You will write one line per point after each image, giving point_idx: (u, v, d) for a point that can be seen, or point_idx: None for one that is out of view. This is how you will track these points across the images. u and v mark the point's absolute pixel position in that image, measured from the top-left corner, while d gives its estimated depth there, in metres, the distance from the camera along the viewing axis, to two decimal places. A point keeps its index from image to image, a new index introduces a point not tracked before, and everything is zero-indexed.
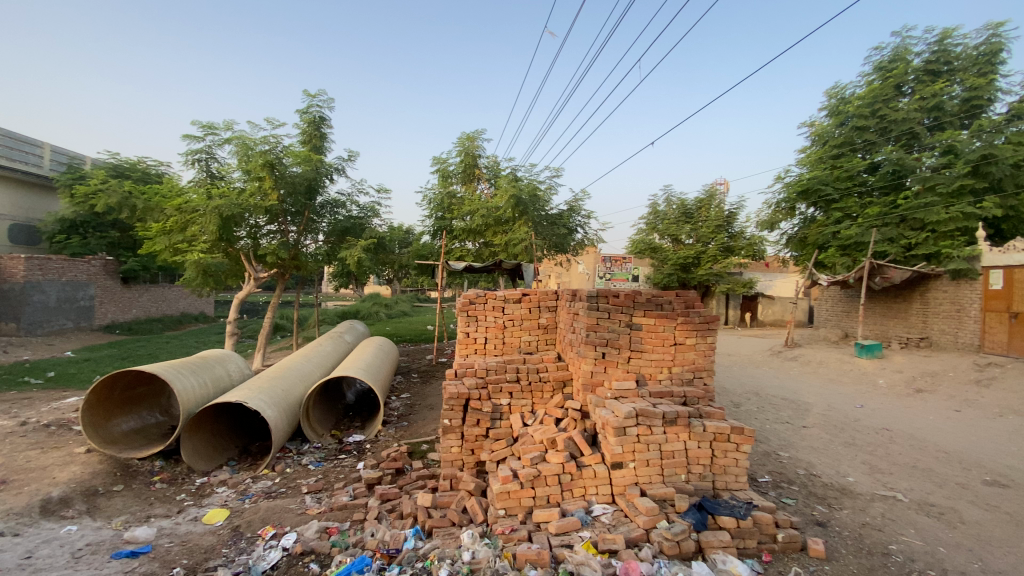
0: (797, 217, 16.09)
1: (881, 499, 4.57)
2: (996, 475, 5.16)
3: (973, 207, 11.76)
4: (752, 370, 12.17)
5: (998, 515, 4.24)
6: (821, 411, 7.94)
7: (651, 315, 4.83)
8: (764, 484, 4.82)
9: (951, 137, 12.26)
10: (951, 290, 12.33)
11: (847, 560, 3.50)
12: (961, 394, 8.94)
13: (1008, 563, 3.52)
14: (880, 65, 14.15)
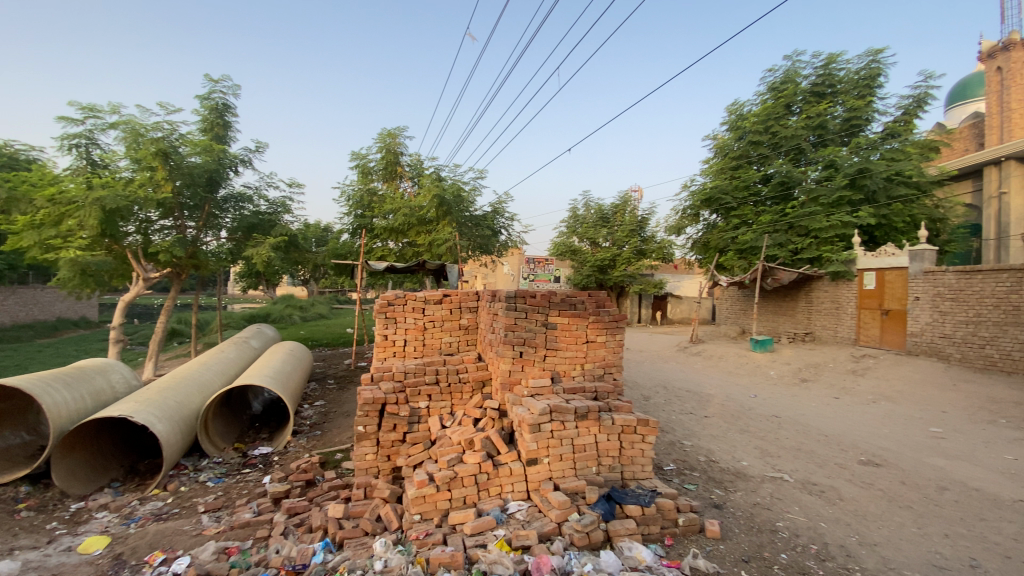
0: (701, 223, 17.48)
1: (771, 481, 5.00)
2: (866, 454, 5.84)
3: (850, 217, 13.33)
4: (662, 365, 12.97)
5: (868, 490, 4.78)
6: (720, 401, 8.62)
7: (565, 314, 4.97)
8: (670, 472, 5.13)
9: (832, 153, 13.77)
10: (831, 290, 13.83)
11: (741, 539, 3.79)
12: (837, 383, 10.10)
13: (876, 532, 3.95)
14: (774, 86, 15.61)
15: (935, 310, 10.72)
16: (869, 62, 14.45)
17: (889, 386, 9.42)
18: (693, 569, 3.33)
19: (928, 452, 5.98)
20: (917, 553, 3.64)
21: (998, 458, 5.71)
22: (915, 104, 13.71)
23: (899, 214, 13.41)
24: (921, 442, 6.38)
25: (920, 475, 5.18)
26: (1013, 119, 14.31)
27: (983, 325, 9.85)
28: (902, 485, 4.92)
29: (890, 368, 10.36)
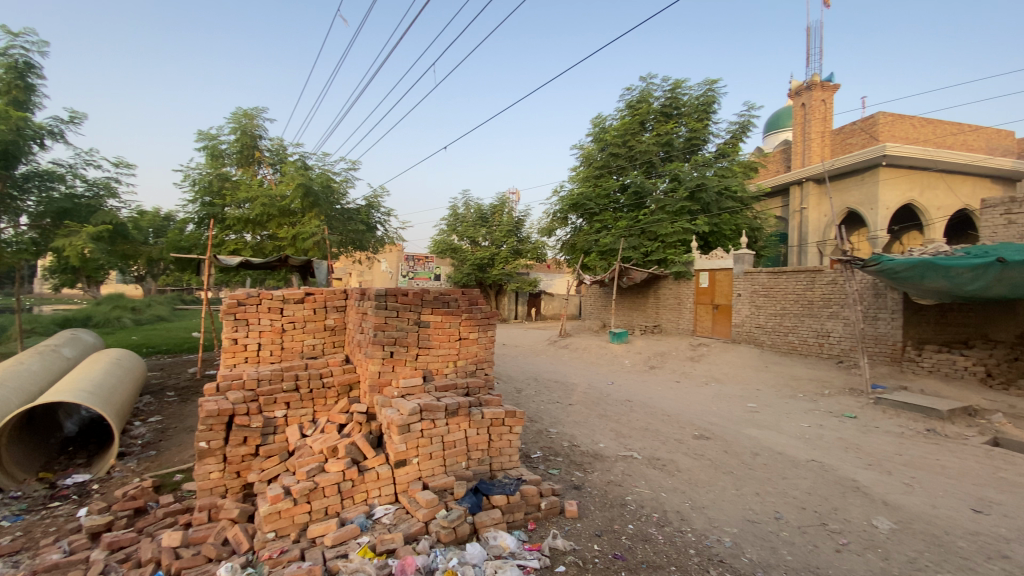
0: (569, 226, 18.71)
1: (624, 460, 5.54)
2: (700, 430, 6.75)
3: (689, 224, 15.30)
4: (534, 359, 13.62)
5: (701, 460, 5.53)
6: (584, 389, 9.33)
7: (438, 312, 4.95)
8: (536, 459, 5.41)
9: (676, 167, 15.71)
10: (675, 288, 15.70)
11: (595, 515, 4.15)
12: (680, 368, 11.55)
13: (706, 497, 4.58)
14: (631, 104, 17.32)
15: (753, 305, 12.76)
16: (705, 90, 16.66)
17: (719, 370, 11.01)
18: (552, 549, 3.56)
19: (746, 424, 7.11)
20: (736, 511, 4.29)
21: (795, 426, 6.99)
22: (740, 130, 16.14)
23: (727, 223, 15.66)
24: (742, 416, 7.56)
25: (740, 444, 6.12)
26: (811, 147, 17.50)
27: (787, 316, 11.86)
28: (727, 454, 5.77)
29: (720, 354, 12.11)
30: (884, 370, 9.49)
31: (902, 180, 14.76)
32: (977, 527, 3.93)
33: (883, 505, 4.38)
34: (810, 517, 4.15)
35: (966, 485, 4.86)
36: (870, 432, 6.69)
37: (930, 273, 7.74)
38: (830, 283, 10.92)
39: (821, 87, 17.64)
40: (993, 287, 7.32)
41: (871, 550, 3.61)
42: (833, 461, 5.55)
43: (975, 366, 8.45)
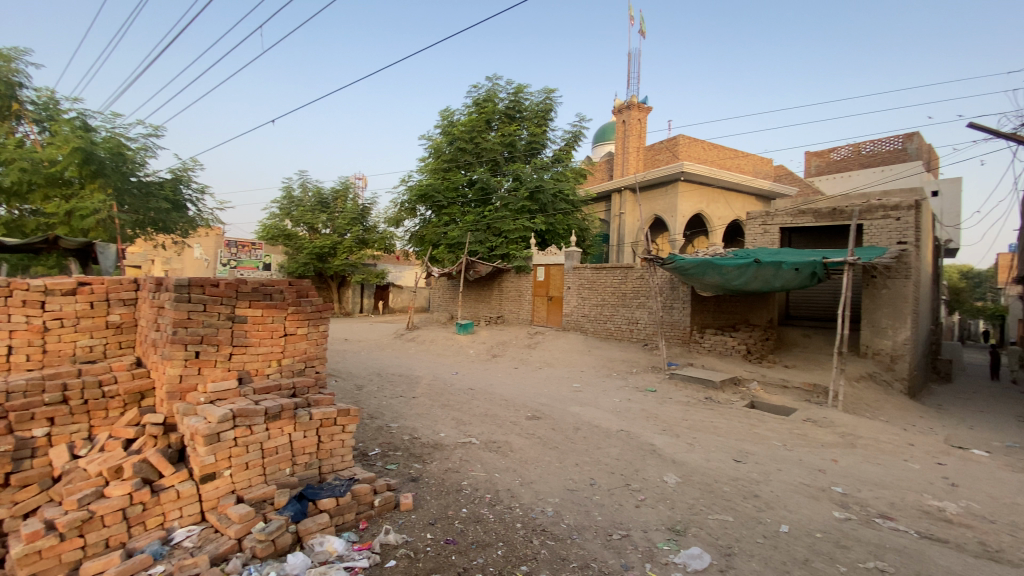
0: (417, 217, 18.61)
1: (463, 446, 5.70)
2: (532, 411, 7.30)
3: (529, 223, 16.32)
4: (377, 353, 13.16)
5: (532, 439, 5.98)
6: (427, 381, 9.36)
7: (258, 305, 4.47)
8: (372, 456, 5.26)
9: (518, 168, 16.72)
10: (516, 281, 16.57)
11: (431, 504, 4.22)
12: (518, 356, 12.30)
13: (533, 472, 4.96)
14: (478, 101, 17.84)
15: (580, 296, 14.14)
16: (544, 98, 17.85)
17: (552, 355, 12.02)
18: (383, 545, 3.52)
19: (571, 403, 7.89)
20: (558, 482, 4.72)
21: (610, 401, 7.99)
22: (573, 138, 17.68)
23: (561, 223, 16.99)
24: (567, 396, 8.37)
25: (565, 421, 6.77)
26: (630, 159, 19.99)
27: (606, 306, 13.41)
28: (554, 431, 6.33)
29: (553, 341, 13.21)
30: (678, 350, 11.38)
31: (695, 194, 17.75)
32: (735, 473, 4.95)
33: (673, 463, 5.24)
34: (618, 480, 4.77)
35: (729, 440, 6.09)
36: (666, 402, 7.98)
37: (710, 271, 9.48)
38: (640, 278, 12.65)
39: (639, 108, 20.21)
40: (752, 282, 9.25)
41: (662, 501, 4.29)
42: (637, 429, 6.48)
43: (740, 346, 10.64)
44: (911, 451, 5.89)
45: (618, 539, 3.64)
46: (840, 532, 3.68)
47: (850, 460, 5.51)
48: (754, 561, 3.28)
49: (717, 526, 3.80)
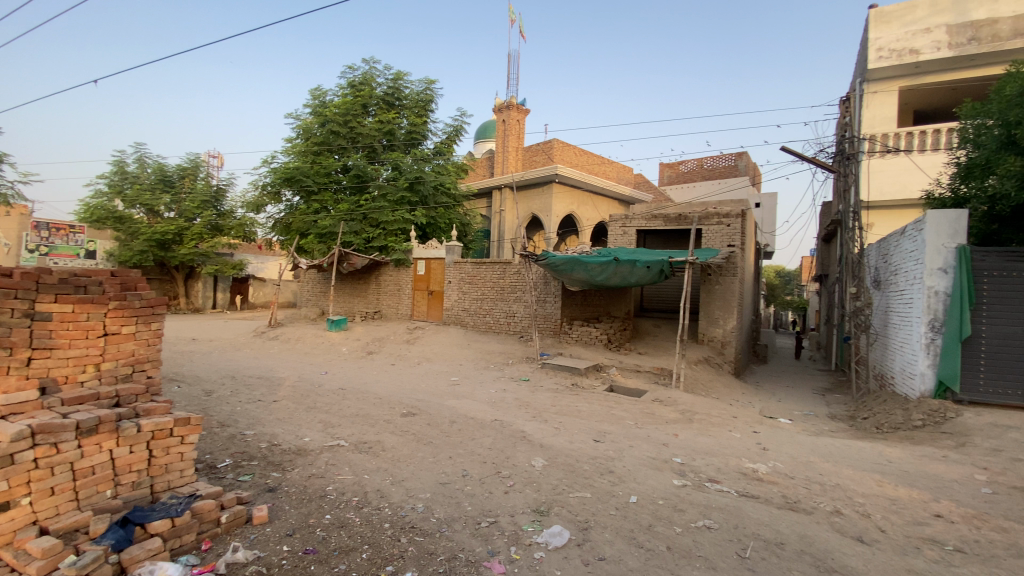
0: (283, 203, 17.15)
1: (330, 450, 5.38)
2: (407, 407, 7.15)
3: (408, 214, 15.95)
4: (233, 353, 11.81)
5: (405, 436, 5.85)
6: (292, 382, 8.64)
7: (68, 300, 3.74)
8: (222, 469, 4.71)
9: (397, 157, 16.23)
10: (395, 275, 16.00)
11: (289, 514, 3.91)
12: (395, 352, 11.96)
13: (405, 470, 4.86)
14: (353, 84, 16.94)
15: (460, 291, 14.19)
16: (425, 88, 17.51)
17: (430, 350, 11.90)
18: (230, 565, 3.18)
19: (448, 396, 7.89)
20: (430, 477, 4.69)
21: (486, 393, 8.15)
22: (454, 131, 17.62)
23: (442, 216, 16.84)
24: (445, 390, 8.35)
25: (440, 415, 6.74)
26: (509, 158, 20.49)
27: (485, 300, 13.64)
28: (428, 426, 6.27)
29: (431, 336, 13.08)
30: (550, 341, 12.01)
31: (568, 195, 18.85)
32: (596, 452, 5.37)
33: (541, 448, 5.52)
34: (489, 469, 4.88)
35: (592, 422, 6.59)
36: (538, 391, 8.38)
37: (577, 267, 10.13)
38: (517, 273, 13.08)
39: (518, 108, 20.82)
40: (612, 278, 10.13)
41: (529, 485, 4.48)
42: (510, 418, 6.71)
43: (603, 335, 11.57)
44: (735, 423, 6.94)
45: (486, 527, 3.73)
46: (678, 497, 4.19)
47: (689, 433, 6.32)
48: (608, 532, 3.59)
49: (578, 503, 4.08)
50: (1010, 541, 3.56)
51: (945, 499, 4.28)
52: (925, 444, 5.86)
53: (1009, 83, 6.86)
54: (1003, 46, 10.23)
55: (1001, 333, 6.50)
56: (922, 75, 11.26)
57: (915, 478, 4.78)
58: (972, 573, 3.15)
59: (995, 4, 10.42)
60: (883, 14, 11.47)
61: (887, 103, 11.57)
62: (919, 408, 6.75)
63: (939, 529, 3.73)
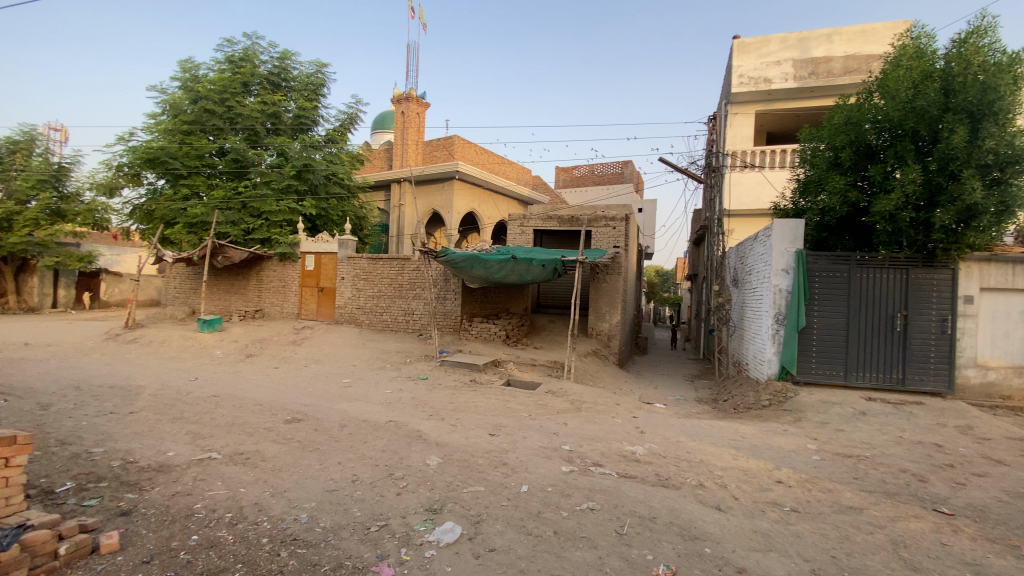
0: (144, 187, 15.11)
1: (199, 463, 4.85)
2: (293, 413, 6.67)
3: (295, 205, 14.87)
4: (77, 359, 10.14)
5: (289, 444, 5.45)
6: (154, 391, 7.63)
7: None
8: (61, 494, 4.03)
9: (283, 143, 15.04)
10: (279, 270, 14.80)
11: (147, 539, 3.45)
12: (280, 353, 11.09)
13: (289, 480, 4.53)
14: (232, 59, 15.39)
15: (354, 288, 13.56)
16: (316, 71, 16.42)
17: (320, 351, 11.21)
18: None
19: (339, 399, 7.51)
20: (316, 485, 4.42)
21: (380, 394, 7.88)
22: (348, 119, 16.74)
23: (334, 208, 15.91)
24: (336, 393, 7.93)
25: (330, 420, 6.39)
26: (408, 150, 19.91)
27: (381, 298, 13.18)
28: (316, 432, 5.91)
29: (322, 336, 12.33)
30: (449, 338, 11.95)
31: (468, 192, 18.85)
32: (490, 446, 5.46)
33: (436, 446, 5.47)
34: (381, 471, 4.72)
35: (487, 417, 6.68)
36: (435, 389, 8.30)
37: (476, 265, 10.18)
38: (415, 269, 12.80)
39: (417, 102, 20.39)
40: (509, 275, 10.35)
41: (422, 484, 4.42)
42: (405, 418, 6.56)
43: (501, 331, 11.81)
44: (619, 410, 7.47)
45: (376, 531, 3.62)
46: (566, 483, 4.41)
47: (578, 421, 6.68)
48: (499, 523, 3.67)
49: (471, 498, 4.12)
50: (831, 499, 4.27)
51: (785, 467, 5.01)
52: (771, 421, 6.81)
53: (836, 113, 8.23)
54: (834, 81, 12.14)
55: (827, 324, 7.74)
56: (774, 102, 12.99)
57: (763, 450, 5.53)
58: (802, 528, 3.72)
59: (829, 45, 12.32)
60: (746, 44, 13.02)
61: (744, 125, 13.27)
62: (766, 390, 7.80)
63: (780, 493, 4.35)
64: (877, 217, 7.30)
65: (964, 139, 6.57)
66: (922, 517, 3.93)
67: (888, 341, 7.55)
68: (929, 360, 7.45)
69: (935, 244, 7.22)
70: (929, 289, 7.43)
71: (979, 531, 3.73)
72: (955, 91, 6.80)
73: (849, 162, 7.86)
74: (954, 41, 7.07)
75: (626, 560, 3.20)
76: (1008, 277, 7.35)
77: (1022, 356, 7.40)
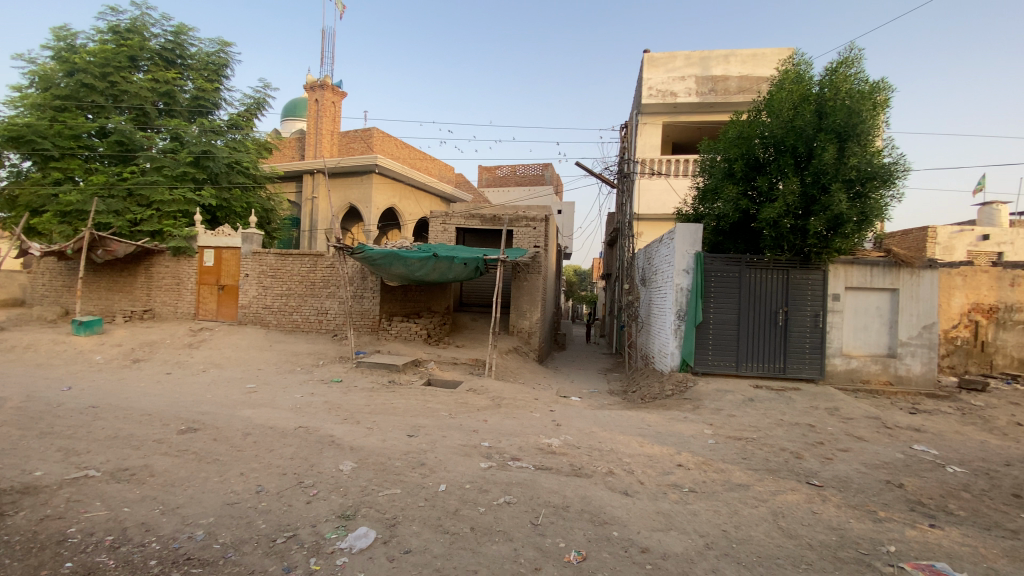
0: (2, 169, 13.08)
1: (73, 483, 4.28)
2: (187, 423, 6.10)
3: (192, 194, 13.60)
4: None
5: (182, 457, 4.98)
6: (14, 403, 6.62)
7: None
8: None
9: (178, 125, 13.65)
10: (173, 266, 13.43)
11: (6, 573, 3.01)
12: (173, 358, 10.08)
13: (182, 495, 4.14)
14: (117, 29, 13.76)
15: (260, 286, 12.67)
16: (218, 50, 15.12)
17: (220, 355, 10.33)
18: None
19: (242, 406, 6.98)
20: (215, 499, 4.08)
21: (289, 399, 7.44)
22: (254, 105, 15.58)
23: (237, 199, 14.74)
24: (239, 399, 7.36)
25: (231, 428, 5.93)
26: (322, 141, 18.92)
27: (291, 296, 12.44)
28: (215, 442, 5.45)
29: (223, 339, 11.38)
30: (367, 338, 11.55)
31: (388, 187, 18.31)
32: (407, 447, 5.37)
33: (350, 450, 5.28)
34: (289, 480, 4.46)
35: (405, 418, 6.56)
36: (351, 391, 8.00)
37: (396, 262, 9.91)
38: (329, 266, 12.20)
39: (333, 91, 19.47)
40: (429, 274, 10.23)
41: (335, 491, 4.24)
42: (316, 423, 6.26)
43: (421, 330, 11.68)
44: (536, 404, 7.67)
45: (282, 543, 3.42)
46: (484, 479, 4.46)
47: (497, 418, 6.76)
48: (415, 524, 3.63)
49: (387, 501, 4.02)
50: (724, 478, 4.69)
51: (685, 451, 5.43)
52: (675, 409, 7.34)
53: (731, 128, 9.05)
54: (730, 99, 13.29)
55: (722, 320, 8.49)
56: (679, 114, 14.00)
57: (666, 437, 5.95)
58: (699, 506, 4.06)
59: (726, 65, 13.47)
60: (655, 58, 13.87)
61: (652, 134, 14.24)
62: (669, 380, 8.42)
63: (680, 476, 4.71)
64: (763, 223, 8.12)
65: (833, 157, 7.49)
66: (798, 489, 4.45)
67: (772, 334, 8.43)
68: (805, 351, 8.43)
69: (809, 249, 8.17)
70: (804, 288, 8.40)
71: (842, 499, 4.30)
72: (826, 114, 7.72)
73: (740, 173, 8.67)
74: (827, 69, 8.02)
75: (540, 550, 3.30)
76: (867, 277, 8.48)
77: (877, 346, 8.58)
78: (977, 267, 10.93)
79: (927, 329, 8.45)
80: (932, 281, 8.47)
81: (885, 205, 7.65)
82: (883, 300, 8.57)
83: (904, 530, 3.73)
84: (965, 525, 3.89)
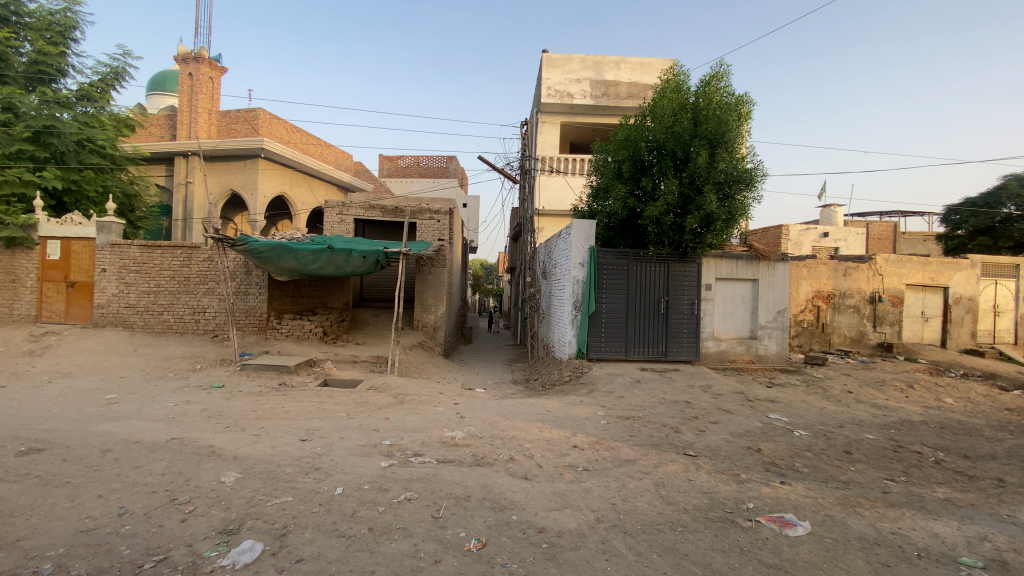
0: None
1: None
2: (29, 443, 5.20)
3: (31, 175, 11.56)
4: None
5: (22, 482, 4.23)
6: None
7: None
8: None
9: (10, 93, 11.47)
10: (5, 260, 11.28)
11: None
12: (7, 369, 8.49)
13: (23, 526, 3.53)
14: None
15: (121, 282, 11.13)
16: (65, 9, 12.84)
17: (71, 363, 8.93)
18: None
19: (101, 420, 6.11)
20: (66, 527, 3.54)
21: (159, 409, 6.63)
22: (110, 76, 13.49)
23: (90, 183, 12.69)
24: (95, 413, 6.39)
25: (85, 446, 5.17)
26: (198, 121, 16.98)
27: (161, 294, 11.09)
28: (65, 463, 4.71)
29: (74, 344, 9.83)
30: (254, 338, 10.67)
31: (278, 174, 16.99)
32: (300, 452, 5.08)
33: (233, 460, 4.86)
34: (160, 498, 4.01)
35: (299, 422, 6.19)
36: (235, 396, 7.36)
37: (285, 255, 9.22)
38: (208, 260, 11.04)
39: (210, 65, 17.56)
40: (324, 268, 9.68)
41: (215, 505, 3.88)
42: (193, 434, 5.67)
43: (316, 329, 11.03)
44: (440, 399, 7.63)
45: (151, 567, 3.07)
46: (384, 478, 4.35)
47: (399, 414, 6.64)
48: (308, 531, 3.45)
49: (276, 511, 3.77)
50: (614, 455, 5.06)
51: (580, 433, 5.76)
52: (572, 394, 7.73)
53: (620, 130, 9.67)
54: (621, 104, 14.17)
55: (613, 310, 9.09)
56: (575, 115, 14.65)
57: (562, 421, 6.26)
58: (591, 483, 4.34)
59: (617, 71, 14.34)
60: (553, 59, 14.31)
61: (551, 133, 14.80)
62: (567, 367, 8.88)
63: (575, 456, 5.00)
64: (648, 220, 8.81)
65: (705, 161, 8.33)
66: (677, 461, 4.94)
67: (657, 321, 9.23)
68: (683, 336, 9.34)
69: (687, 244, 9.01)
70: (683, 279, 9.29)
71: (713, 466, 4.84)
72: (701, 122, 8.56)
73: (628, 173, 9.32)
74: (700, 82, 8.85)
75: (440, 542, 3.32)
76: (734, 269, 9.57)
77: (743, 329, 9.73)
78: (819, 260, 12.84)
79: (780, 314, 9.76)
80: (784, 272, 9.79)
81: (747, 206, 8.63)
82: (747, 289, 9.72)
83: (761, 488, 4.32)
84: (808, 479, 4.60)
